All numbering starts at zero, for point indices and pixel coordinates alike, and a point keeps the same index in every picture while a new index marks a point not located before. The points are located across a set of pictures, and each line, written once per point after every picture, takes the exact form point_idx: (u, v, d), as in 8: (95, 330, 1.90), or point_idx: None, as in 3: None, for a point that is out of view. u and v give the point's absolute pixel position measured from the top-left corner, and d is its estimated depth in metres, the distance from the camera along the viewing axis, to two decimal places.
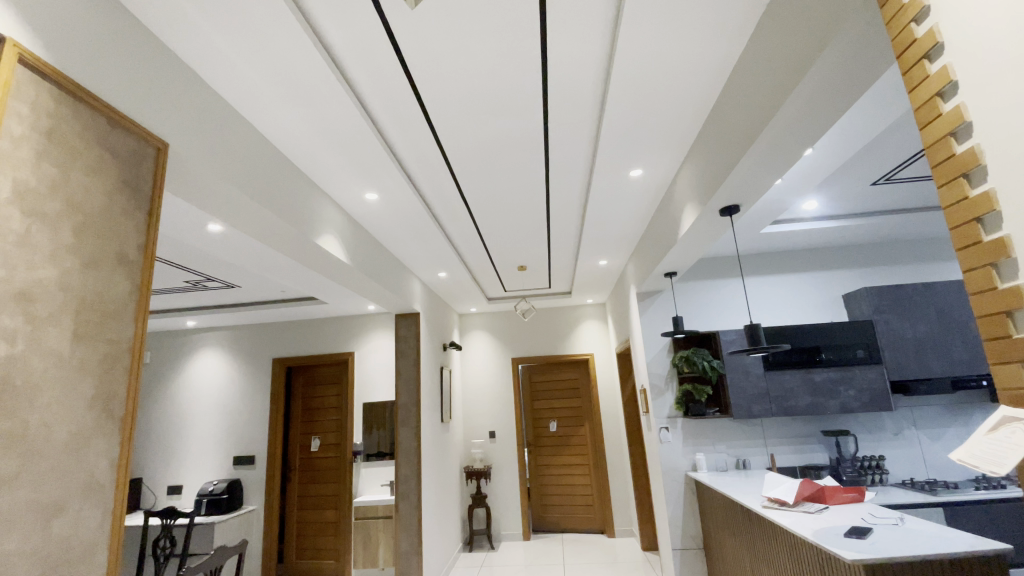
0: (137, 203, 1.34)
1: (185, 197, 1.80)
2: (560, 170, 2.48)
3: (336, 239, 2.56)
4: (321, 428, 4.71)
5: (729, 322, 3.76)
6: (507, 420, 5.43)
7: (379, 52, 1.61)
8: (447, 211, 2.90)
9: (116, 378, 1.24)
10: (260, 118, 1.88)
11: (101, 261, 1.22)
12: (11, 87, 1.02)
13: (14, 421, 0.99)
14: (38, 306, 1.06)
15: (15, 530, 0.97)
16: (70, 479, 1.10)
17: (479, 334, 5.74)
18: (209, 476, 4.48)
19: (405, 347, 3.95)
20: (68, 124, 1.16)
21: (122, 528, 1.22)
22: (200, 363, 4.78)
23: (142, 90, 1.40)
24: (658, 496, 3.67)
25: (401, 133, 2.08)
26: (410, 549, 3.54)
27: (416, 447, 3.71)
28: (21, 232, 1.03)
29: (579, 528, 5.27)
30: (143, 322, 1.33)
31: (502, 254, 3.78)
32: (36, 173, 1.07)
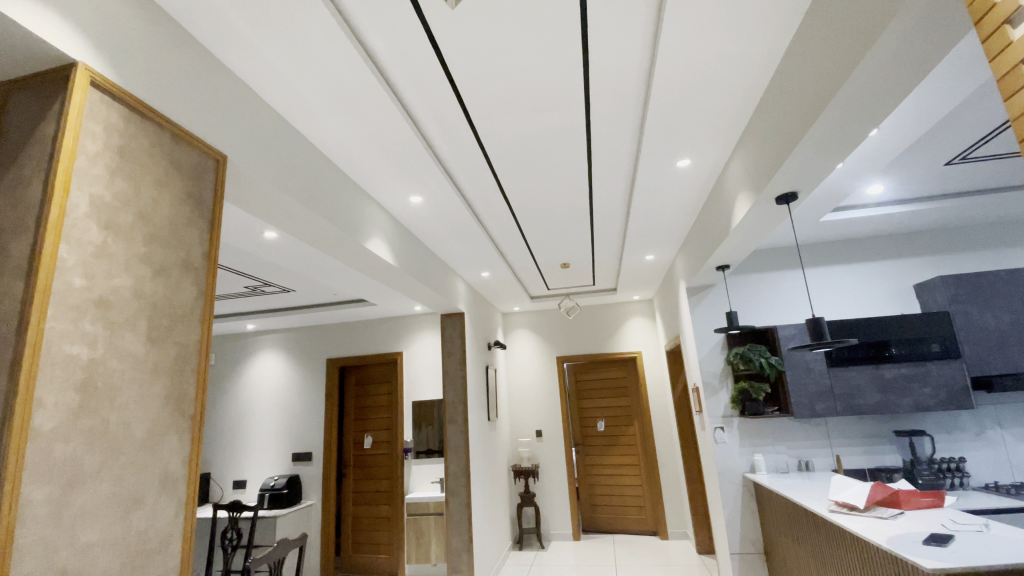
0: (201, 213, 1.41)
1: (244, 206, 1.89)
2: (604, 164, 2.43)
3: (384, 242, 2.62)
4: (373, 426, 4.85)
5: (787, 316, 3.57)
6: (554, 419, 5.40)
7: (421, 56, 1.63)
8: (490, 210, 2.90)
9: (186, 378, 1.31)
10: (309, 128, 1.94)
11: (170, 268, 1.29)
12: (83, 109, 1.10)
13: (95, 420, 1.07)
14: (116, 312, 1.14)
15: (97, 522, 1.05)
16: (147, 473, 1.17)
17: (524, 333, 5.74)
18: (270, 472, 4.70)
19: (451, 347, 3.99)
20: (137, 141, 1.24)
21: (195, 520, 1.29)
22: (260, 363, 5.02)
23: (203, 105, 1.47)
24: (714, 498, 3.54)
25: (442, 135, 2.09)
26: (461, 547, 3.59)
27: (464, 445, 3.75)
28: (99, 243, 1.11)
29: (631, 529, 5.17)
30: (210, 325, 1.40)
31: (545, 252, 3.75)
32: (110, 188, 1.15)
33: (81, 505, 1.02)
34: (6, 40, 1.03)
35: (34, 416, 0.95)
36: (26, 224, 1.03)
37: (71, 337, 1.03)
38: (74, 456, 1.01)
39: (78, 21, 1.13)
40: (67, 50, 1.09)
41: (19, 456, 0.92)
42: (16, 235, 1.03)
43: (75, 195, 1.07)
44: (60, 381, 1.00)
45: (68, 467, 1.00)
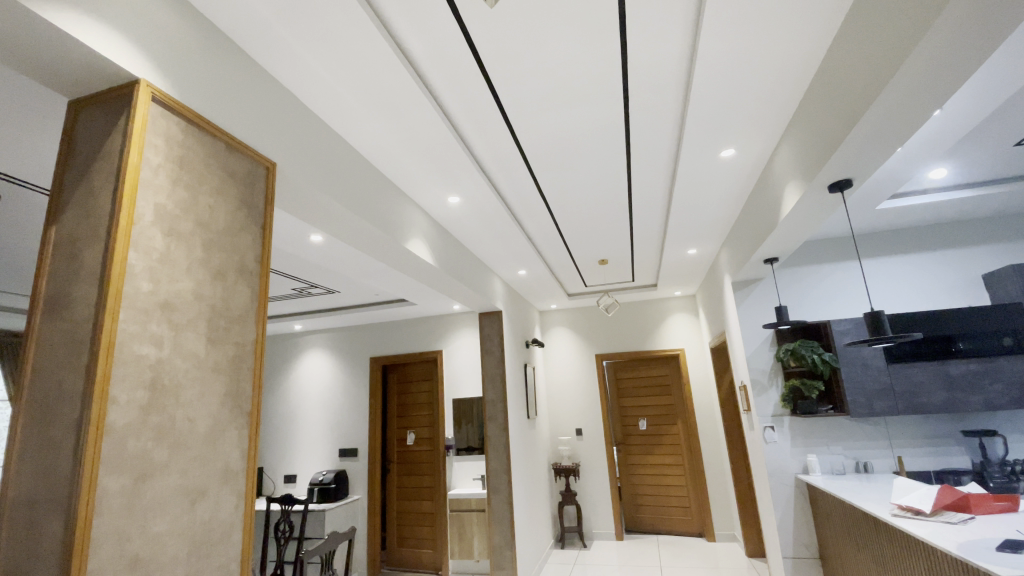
0: (253, 218, 1.47)
1: (291, 211, 1.96)
2: (643, 157, 2.38)
3: (423, 243, 2.66)
4: (415, 423, 4.93)
5: (841, 311, 3.40)
6: (594, 417, 5.35)
7: (458, 55, 1.64)
8: (527, 208, 2.90)
9: (243, 376, 1.37)
10: (351, 133, 1.98)
11: (227, 272, 1.36)
12: (146, 124, 1.17)
13: (164, 416, 1.13)
14: (179, 315, 1.20)
15: (165, 512, 1.12)
16: (210, 467, 1.24)
17: (562, 330, 5.71)
18: (318, 467, 4.87)
19: (490, 345, 4.02)
20: (195, 152, 1.30)
21: (254, 511, 1.34)
22: (307, 363, 5.21)
23: (253, 115, 1.53)
24: (764, 499, 3.41)
25: (479, 134, 2.10)
26: (504, 543, 3.61)
27: (504, 443, 3.76)
28: (163, 250, 1.18)
29: (676, 530, 5.07)
30: (263, 325, 1.45)
31: (583, 249, 3.72)
32: (171, 198, 1.21)
33: (151, 496, 1.09)
34: (76, 61, 1.11)
35: (109, 412, 1.02)
36: (98, 232, 1.10)
37: (139, 338, 1.10)
38: (144, 451, 1.08)
39: (140, 41, 1.20)
40: (130, 69, 1.16)
41: (96, 450, 0.99)
42: (90, 243, 1.10)
43: (140, 205, 1.13)
44: (131, 380, 1.07)
45: (139, 460, 1.07)
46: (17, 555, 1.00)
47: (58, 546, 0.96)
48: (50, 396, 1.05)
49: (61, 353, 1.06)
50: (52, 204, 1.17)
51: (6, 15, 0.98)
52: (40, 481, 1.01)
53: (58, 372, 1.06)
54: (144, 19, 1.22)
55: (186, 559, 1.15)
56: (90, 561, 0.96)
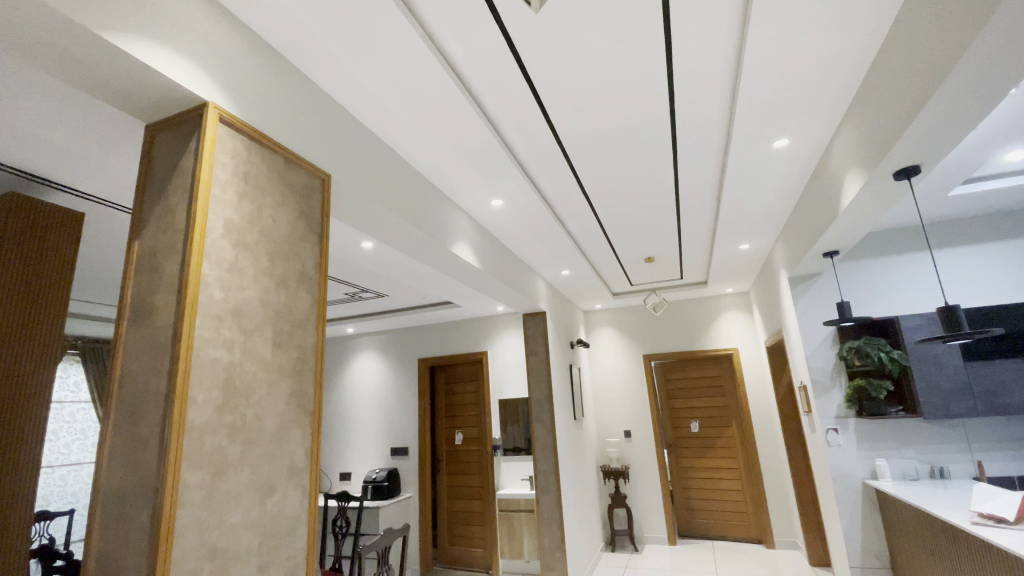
0: (311, 227, 1.55)
1: (344, 219, 2.04)
2: (690, 151, 2.32)
3: (469, 246, 2.71)
4: (463, 424, 5.00)
5: (912, 306, 3.17)
6: (643, 419, 5.25)
7: (501, 60, 1.66)
8: (570, 209, 2.88)
9: (305, 378, 1.45)
10: (398, 141, 2.04)
11: (289, 279, 1.43)
12: (215, 143, 1.25)
13: (236, 415, 1.21)
14: (248, 320, 1.28)
15: (239, 505, 1.19)
16: (277, 463, 1.31)
17: (608, 331, 5.63)
18: (371, 465, 5.03)
19: (535, 346, 4.02)
20: (258, 167, 1.39)
21: (317, 506, 1.41)
22: (359, 365, 5.40)
23: (308, 129, 1.61)
24: (829, 506, 3.24)
25: (522, 137, 2.11)
26: (554, 544, 3.60)
27: (552, 444, 3.76)
28: (232, 260, 1.26)
29: (733, 535, 4.89)
30: (323, 328, 1.52)
31: (628, 248, 3.66)
32: (239, 211, 1.30)
33: (227, 490, 1.17)
34: (153, 87, 1.20)
35: (188, 411, 1.10)
36: (175, 246, 1.19)
37: (214, 343, 1.18)
38: (220, 448, 1.16)
39: (208, 65, 1.28)
40: (199, 92, 1.25)
41: (179, 446, 1.07)
42: (168, 256, 1.19)
43: (212, 219, 1.22)
44: (207, 381, 1.15)
45: (215, 456, 1.15)
46: (112, 541, 1.09)
47: (146, 535, 1.04)
48: (137, 397, 1.15)
49: (146, 357, 1.16)
50: (134, 221, 1.27)
51: (93, 50, 1.07)
52: (130, 474, 1.10)
53: (144, 374, 1.15)
54: (211, 44, 1.30)
55: (258, 550, 1.23)
56: (174, 549, 1.04)
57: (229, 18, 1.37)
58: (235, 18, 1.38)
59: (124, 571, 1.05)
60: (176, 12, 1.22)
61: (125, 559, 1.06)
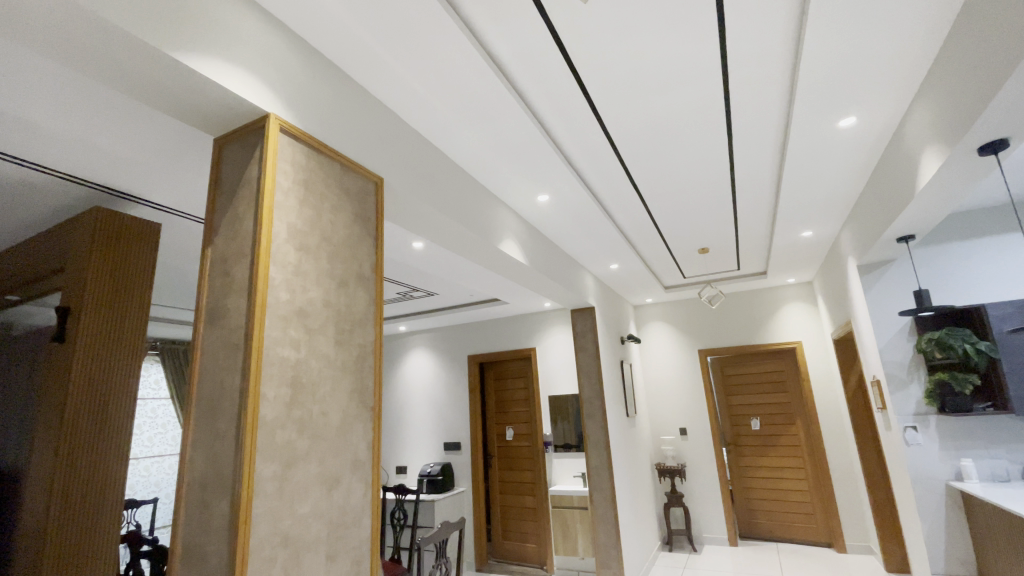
0: (367, 229, 1.60)
1: (396, 220, 2.09)
2: (746, 136, 2.22)
3: (516, 243, 2.71)
4: (513, 419, 4.99)
5: (1000, 293, 2.90)
6: (699, 416, 5.09)
7: (546, 54, 1.64)
8: (618, 201, 2.82)
9: (365, 374, 1.50)
10: (446, 142, 2.06)
11: (348, 280, 1.49)
12: (277, 152, 1.32)
13: (303, 410, 1.28)
14: (312, 320, 1.34)
15: (308, 496, 1.25)
16: (341, 456, 1.37)
17: (659, 325, 5.49)
18: (426, 460, 5.15)
19: (584, 342, 3.98)
20: (316, 173, 1.45)
21: (380, 499, 1.46)
22: (411, 362, 5.55)
23: (361, 135, 1.67)
24: (907, 509, 3.02)
25: (569, 131, 2.09)
26: (609, 542, 3.56)
27: (605, 440, 3.71)
28: (296, 263, 1.32)
29: (800, 537, 4.65)
30: (380, 327, 1.57)
31: (680, 239, 3.55)
32: (300, 216, 1.36)
33: (297, 482, 1.23)
34: (220, 102, 1.27)
35: (261, 407, 1.17)
36: (245, 251, 1.26)
37: (281, 342, 1.25)
38: (289, 441, 1.23)
39: (268, 79, 1.35)
40: (260, 104, 1.31)
41: (253, 440, 1.13)
42: (238, 261, 1.27)
43: (276, 225, 1.28)
44: (276, 379, 1.22)
45: (286, 449, 1.21)
46: (196, 527, 1.18)
47: (226, 522, 1.11)
48: (214, 394, 1.22)
49: (222, 355, 1.24)
50: (207, 229, 1.36)
51: (167, 71, 1.15)
52: (210, 466, 1.18)
53: (220, 373, 1.23)
54: (270, 58, 1.37)
55: (327, 539, 1.29)
56: (252, 535, 1.11)
57: (285, 32, 1.43)
58: (291, 32, 1.45)
59: (208, 556, 1.13)
60: (238, 30, 1.29)
61: (208, 545, 1.14)
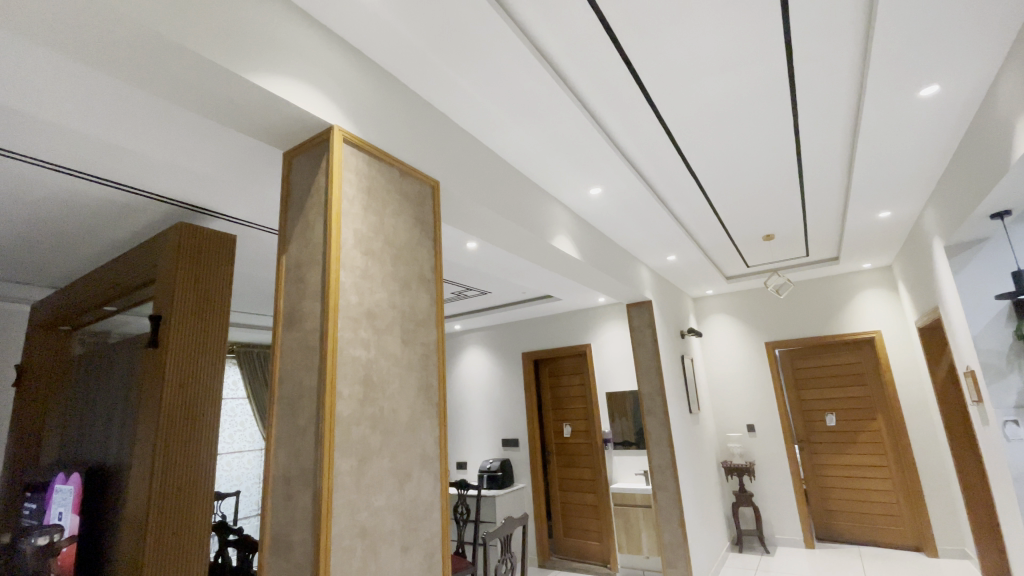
0: (425, 231, 1.64)
1: (452, 221, 2.13)
2: (813, 114, 2.09)
3: (569, 238, 2.69)
4: (571, 416, 4.95)
5: None
6: (767, 411, 4.86)
7: (597, 45, 1.62)
8: (674, 190, 2.73)
9: (430, 371, 1.54)
10: (498, 141, 2.08)
11: (410, 281, 1.54)
12: (342, 162, 1.38)
13: (375, 407, 1.33)
14: (380, 321, 1.40)
15: (382, 490, 1.31)
16: (411, 452, 1.41)
17: (720, 317, 5.29)
18: (485, 456, 5.23)
19: (642, 337, 3.89)
20: (377, 180, 1.50)
21: (448, 494, 1.50)
22: (468, 360, 5.65)
23: (417, 140, 1.71)
24: (1011, 512, 2.75)
25: (622, 122, 2.05)
26: (675, 541, 3.47)
27: (667, 437, 3.62)
28: (363, 267, 1.38)
29: (885, 540, 4.35)
30: (442, 326, 1.61)
31: (741, 227, 3.40)
32: (365, 222, 1.42)
33: (372, 476, 1.29)
34: (289, 118, 1.35)
35: (337, 404, 1.23)
36: (316, 257, 1.33)
37: (353, 343, 1.31)
38: (363, 437, 1.28)
39: (330, 92, 1.42)
40: (325, 117, 1.38)
41: (331, 435, 1.20)
42: (311, 267, 1.34)
43: (344, 231, 1.34)
44: (350, 377, 1.28)
45: (360, 444, 1.27)
46: (282, 518, 1.25)
47: (309, 513, 1.18)
48: (294, 393, 1.30)
49: (299, 356, 1.31)
50: (281, 238, 1.44)
51: (243, 93, 1.23)
52: (293, 460, 1.26)
53: (298, 373, 1.30)
54: (330, 71, 1.43)
55: (401, 531, 1.34)
56: (333, 526, 1.17)
57: (344, 47, 1.50)
58: (349, 46, 1.51)
59: (294, 545, 1.20)
60: (302, 49, 1.36)
61: (294, 535, 1.21)
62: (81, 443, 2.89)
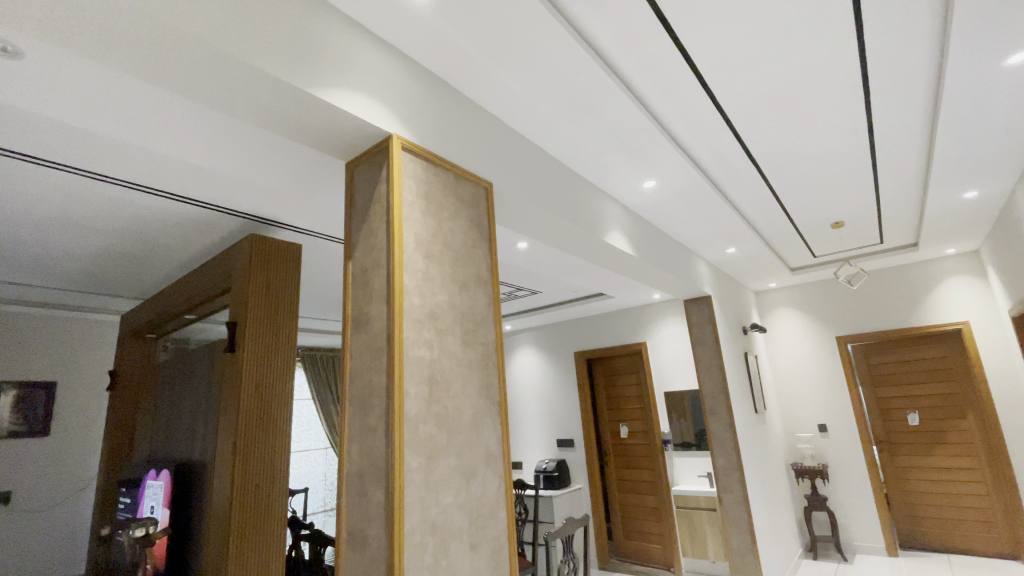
0: (481, 233, 1.66)
1: (506, 222, 2.14)
2: (887, 90, 1.95)
3: (623, 234, 2.64)
4: (627, 416, 4.86)
5: None
6: (840, 410, 4.58)
7: (651, 35, 1.59)
8: (733, 179, 2.62)
9: (490, 371, 1.56)
10: (550, 140, 2.08)
11: (468, 282, 1.56)
12: (402, 169, 1.43)
13: (440, 406, 1.36)
14: (441, 322, 1.43)
15: (449, 487, 1.33)
16: (475, 450, 1.43)
17: (784, 312, 5.03)
18: (540, 456, 5.23)
19: (701, 333, 3.77)
20: (435, 185, 1.54)
21: (513, 492, 1.51)
22: (520, 360, 5.67)
23: (471, 144, 1.74)
24: None
25: (676, 112, 1.99)
26: (743, 546, 3.33)
27: (732, 438, 3.48)
28: (424, 270, 1.41)
29: (979, 549, 3.99)
30: (501, 325, 1.62)
31: (807, 215, 3.22)
32: (425, 227, 1.45)
33: (439, 473, 1.32)
34: (353, 130, 1.41)
35: (405, 403, 1.27)
36: (381, 262, 1.37)
37: (417, 343, 1.34)
38: (430, 435, 1.31)
39: (390, 103, 1.47)
40: (385, 127, 1.43)
41: (401, 432, 1.23)
42: (376, 271, 1.39)
43: (406, 236, 1.38)
44: (415, 377, 1.31)
45: (428, 442, 1.30)
46: (357, 514, 1.30)
47: (382, 509, 1.22)
48: (364, 392, 1.35)
49: (368, 358, 1.36)
50: (347, 245, 1.50)
51: (310, 108, 1.30)
52: (365, 457, 1.30)
53: (367, 373, 1.35)
54: (387, 82, 1.48)
55: (469, 528, 1.36)
56: (405, 521, 1.20)
57: (400, 58, 1.55)
58: (405, 56, 1.56)
59: (369, 540, 1.24)
60: (363, 63, 1.41)
61: (368, 530, 1.25)
62: (168, 441, 3.13)
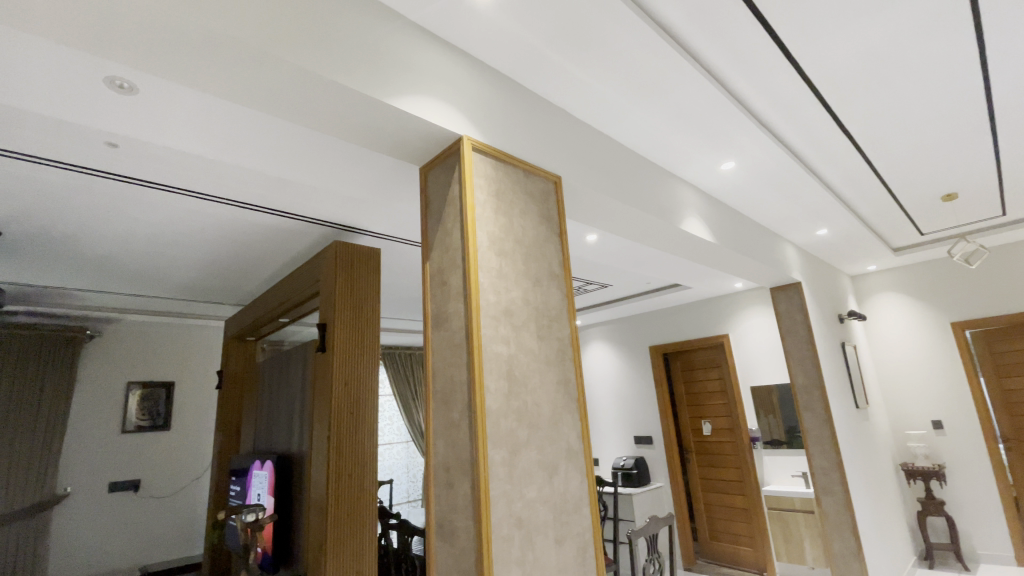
0: (551, 227, 1.65)
1: (578, 215, 2.12)
2: (1011, 36, 1.70)
3: (700, 221, 2.52)
4: (709, 412, 4.65)
5: None
6: (959, 405, 4.10)
7: (724, 6, 1.49)
8: (823, 154, 2.41)
9: (566, 366, 1.55)
10: (621, 128, 2.02)
11: (542, 277, 1.56)
12: (472, 169, 1.45)
13: (519, 401, 1.37)
14: (517, 317, 1.44)
15: (532, 481, 1.34)
16: (556, 445, 1.43)
17: (886, 297, 4.57)
18: (618, 453, 5.14)
19: (790, 323, 3.52)
20: (505, 182, 1.55)
21: (595, 489, 1.49)
22: (593, 355, 5.60)
23: (540, 138, 1.73)
24: None
25: (756, 87, 1.86)
26: (847, 551, 3.08)
27: (830, 435, 3.22)
28: (498, 267, 1.43)
29: None
30: (575, 320, 1.60)
31: (911, 188, 2.89)
32: (497, 224, 1.47)
33: (522, 467, 1.33)
34: (426, 134, 1.45)
35: (486, 398, 1.29)
36: (456, 261, 1.41)
37: (495, 339, 1.36)
38: (512, 429, 1.33)
39: (459, 105, 1.49)
40: (455, 129, 1.46)
41: (483, 426, 1.26)
42: (452, 270, 1.42)
43: (479, 234, 1.41)
44: (494, 371, 1.33)
45: (509, 436, 1.32)
46: (445, 505, 1.34)
47: (469, 501, 1.25)
48: (446, 388, 1.38)
49: (448, 354, 1.40)
50: (424, 247, 1.55)
51: (387, 116, 1.35)
52: (450, 450, 1.34)
53: (449, 369, 1.39)
54: (456, 84, 1.51)
55: (553, 523, 1.36)
56: (492, 512, 1.22)
57: (467, 60, 1.57)
58: (471, 57, 1.58)
59: (458, 531, 1.28)
60: (432, 68, 1.45)
61: (457, 521, 1.29)
62: (271, 435, 3.41)
